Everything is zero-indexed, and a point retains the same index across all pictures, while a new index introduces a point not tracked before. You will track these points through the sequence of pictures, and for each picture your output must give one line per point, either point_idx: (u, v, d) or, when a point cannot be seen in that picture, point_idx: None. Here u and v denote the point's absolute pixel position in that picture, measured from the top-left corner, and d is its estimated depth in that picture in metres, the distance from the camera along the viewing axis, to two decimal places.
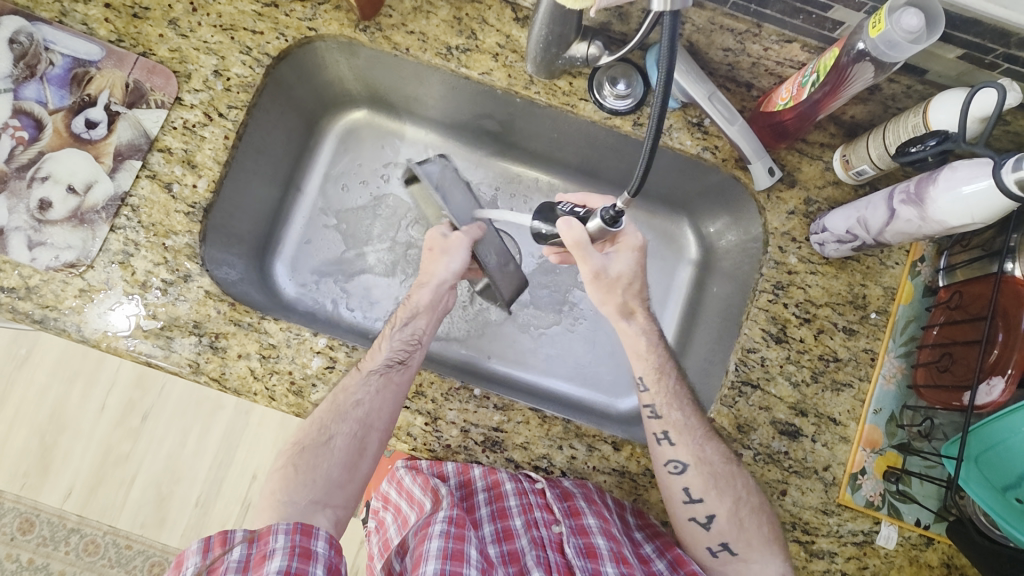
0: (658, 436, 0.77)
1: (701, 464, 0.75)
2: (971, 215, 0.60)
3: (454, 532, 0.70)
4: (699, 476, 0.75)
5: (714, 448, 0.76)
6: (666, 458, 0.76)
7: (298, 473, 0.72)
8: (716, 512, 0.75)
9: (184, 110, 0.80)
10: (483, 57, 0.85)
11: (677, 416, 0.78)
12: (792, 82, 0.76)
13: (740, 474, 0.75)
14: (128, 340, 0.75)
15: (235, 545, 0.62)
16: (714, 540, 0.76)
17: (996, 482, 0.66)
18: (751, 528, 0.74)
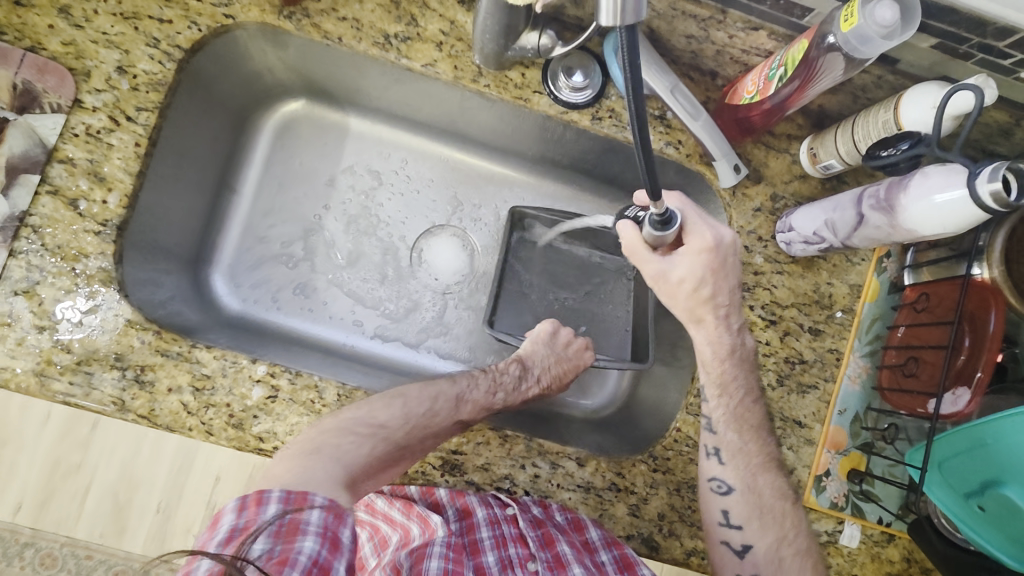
0: (709, 451, 0.75)
1: (749, 493, 0.73)
2: (943, 225, 0.57)
3: (453, 556, 0.69)
4: (744, 504, 0.73)
5: (769, 481, 0.74)
6: (711, 475, 0.74)
7: (302, 467, 0.61)
8: (755, 543, 0.73)
9: (85, 114, 0.71)
10: (425, 46, 0.77)
11: (733, 439, 0.74)
12: (758, 73, 0.70)
13: (791, 513, 0.73)
14: (41, 378, 0.67)
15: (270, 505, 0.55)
16: (747, 569, 0.73)
17: (958, 488, 0.65)
18: (793, 570, 0.71)
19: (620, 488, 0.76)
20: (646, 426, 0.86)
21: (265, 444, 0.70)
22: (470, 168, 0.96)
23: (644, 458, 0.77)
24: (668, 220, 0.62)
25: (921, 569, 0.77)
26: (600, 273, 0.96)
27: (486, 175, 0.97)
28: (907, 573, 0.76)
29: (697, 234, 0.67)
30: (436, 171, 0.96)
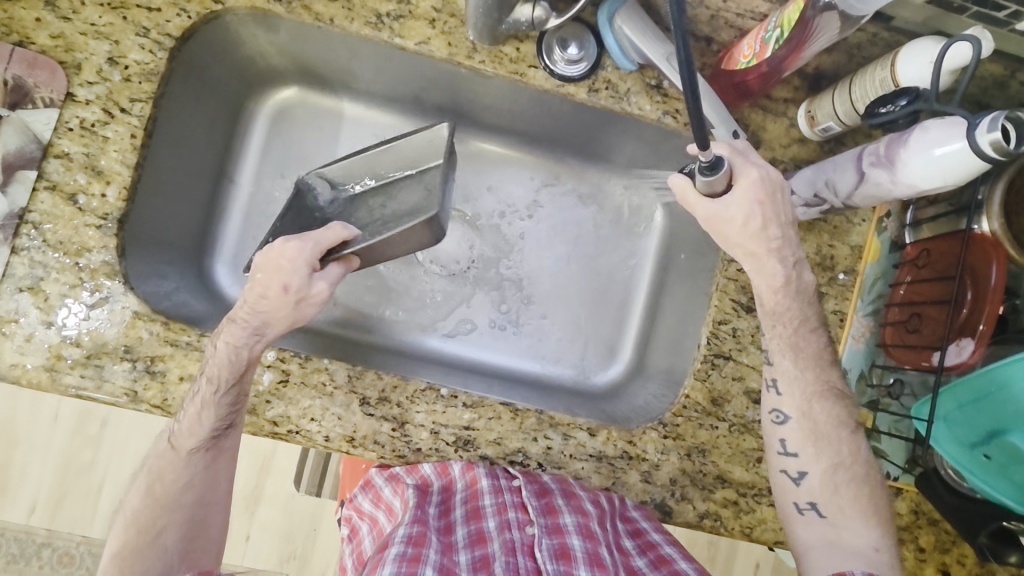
0: (768, 383, 0.74)
1: (806, 418, 0.72)
2: (943, 179, 0.58)
3: (410, 553, 0.66)
4: (800, 431, 0.72)
5: (826, 407, 0.72)
6: (769, 406, 0.74)
7: (166, 534, 0.67)
8: (810, 470, 0.71)
9: (78, 107, 0.70)
10: (418, 23, 0.76)
11: (789, 367, 0.73)
12: (753, 37, 0.70)
13: (849, 440, 0.72)
14: (53, 373, 0.68)
15: None
16: (802, 496, 0.71)
17: (964, 438, 0.67)
18: (846, 496, 0.71)
19: (632, 456, 0.77)
20: (654, 394, 0.87)
21: (281, 428, 0.72)
22: (467, 148, 0.96)
23: (653, 426, 0.78)
24: (716, 163, 0.63)
25: (928, 520, 0.79)
26: (606, 248, 0.97)
27: (483, 154, 0.96)
28: (914, 524, 0.79)
29: (744, 173, 0.65)
30: None
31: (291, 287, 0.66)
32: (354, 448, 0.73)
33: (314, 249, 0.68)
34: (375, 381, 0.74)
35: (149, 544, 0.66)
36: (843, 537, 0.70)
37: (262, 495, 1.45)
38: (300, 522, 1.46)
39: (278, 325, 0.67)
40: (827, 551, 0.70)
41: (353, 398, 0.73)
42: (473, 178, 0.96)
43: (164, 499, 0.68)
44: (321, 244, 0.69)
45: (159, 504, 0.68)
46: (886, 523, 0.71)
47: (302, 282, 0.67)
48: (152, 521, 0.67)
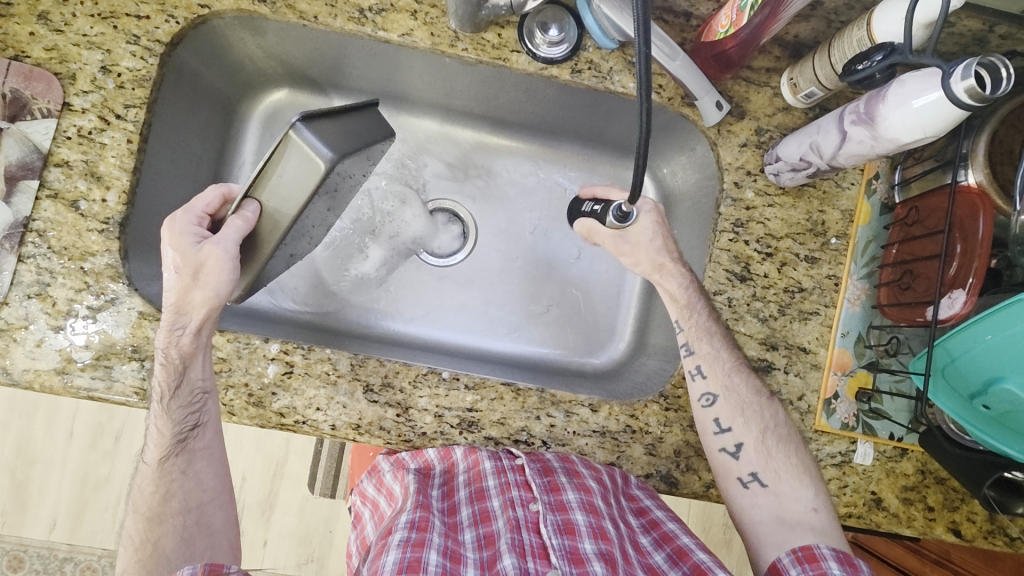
0: (692, 371, 0.76)
1: (731, 394, 0.75)
2: (923, 129, 0.59)
3: (414, 539, 0.65)
4: (727, 405, 0.74)
5: (744, 379, 0.76)
6: (699, 392, 0.76)
7: (164, 544, 0.67)
8: (744, 441, 0.74)
9: (75, 116, 0.72)
10: (400, 16, 0.78)
11: (708, 349, 0.76)
12: (730, 7, 0.71)
13: (769, 405, 0.75)
14: (63, 375, 0.70)
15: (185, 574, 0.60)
16: (744, 470, 0.74)
17: (962, 391, 0.67)
18: (779, 458, 0.74)
19: (635, 430, 0.78)
20: (654, 370, 0.87)
21: (288, 419, 0.73)
22: (458, 139, 0.97)
23: (655, 398, 0.79)
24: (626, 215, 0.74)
25: (935, 479, 0.79)
26: None
27: (474, 144, 0.97)
28: (922, 484, 0.79)
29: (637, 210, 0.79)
30: (424, 146, 0.97)
31: (181, 265, 0.67)
32: (360, 434, 0.74)
33: (190, 216, 0.70)
34: (378, 368, 0.75)
35: (149, 558, 0.66)
36: (785, 505, 0.72)
37: (277, 500, 1.46)
38: (316, 524, 1.48)
39: (193, 308, 0.68)
40: (776, 525, 0.72)
41: (357, 385, 0.75)
42: (466, 169, 0.97)
43: (158, 509, 0.68)
44: (197, 210, 0.70)
45: (150, 518, 0.68)
46: (818, 480, 0.74)
47: (186, 253, 0.67)
48: (145, 535, 0.67)
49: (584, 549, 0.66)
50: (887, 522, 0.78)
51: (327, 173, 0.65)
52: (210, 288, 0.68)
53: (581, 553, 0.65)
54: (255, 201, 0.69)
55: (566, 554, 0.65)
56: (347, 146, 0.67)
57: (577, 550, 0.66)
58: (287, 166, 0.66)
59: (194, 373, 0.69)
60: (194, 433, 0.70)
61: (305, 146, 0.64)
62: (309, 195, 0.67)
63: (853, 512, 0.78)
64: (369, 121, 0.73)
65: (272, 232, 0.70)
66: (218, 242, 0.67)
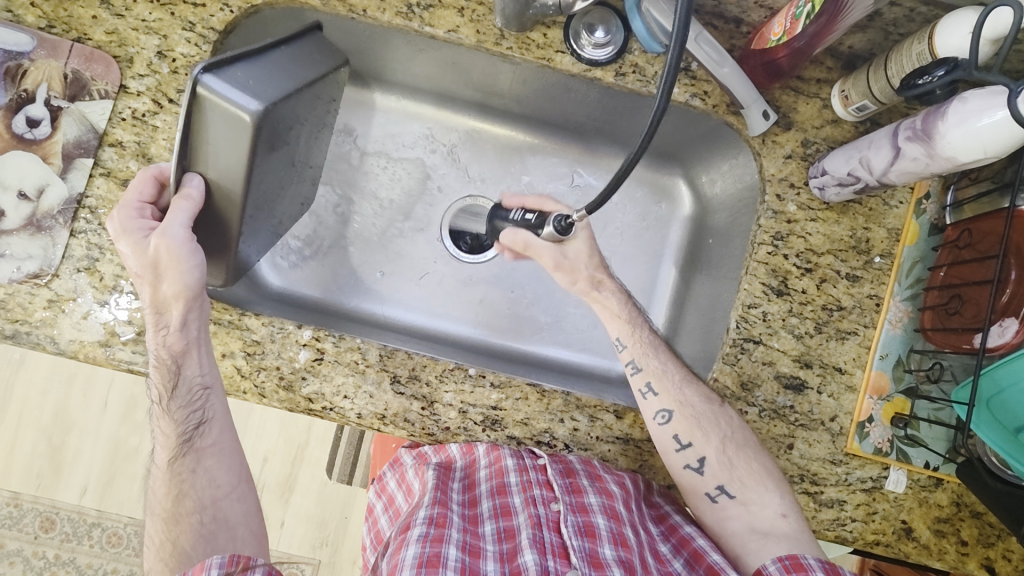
0: (643, 390, 0.76)
1: (685, 408, 0.73)
2: (983, 149, 0.56)
3: (433, 534, 0.67)
4: (683, 420, 0.73)
5: (697, 390, 0.75)
6: (652, 410, 0.75)
7: (183, 542, 0.67)
8: (706, 455, 0.73)
9: (130, 98, 0.75)
10: (447, 12, 0.78)
11: (656, 365, 0.77)
12: (784, 14, 0.69)
13: (723, 413, 0.73)
14: (107, 348, 0.72)
15: (213, 570, 0.62)
16: (710, 484, 0.74)
17: (1007, 423, 0.64)
18: (741, 466, 0.72)
19: None
20: None
21: (316, 404, 0.74)
22: (496, 138, 0.97)
23: None
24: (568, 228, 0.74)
25: (971, 513, 0.76)
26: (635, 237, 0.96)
27: (511, 143, 0.97)
28: (956, 516, 0.76)
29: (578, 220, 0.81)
30: (462, 142, 0.97)
31: (141, 264, 0.67)
32: (385, 425, 0.75)
33: (130, 209, 0.68)
34: (405, 360, 0.76)
35: (171, 557, 0.66)
36: (754, 514, 0.71)
37: (296, 483, 1.49)
38: (332, 510, 1.50)
39: (169, 305, 0.68)
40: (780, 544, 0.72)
41: (384, 376, 0.75)
42: (502, 167, 0.98)
43: (178, 502, 0.69)
44: (134, 201, 0.68)
45: (167, 519, 0.68)
46: (785, 484, 0.73)
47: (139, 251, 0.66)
48: (166, 535, 0.68)
49: (604, 554, 0.67)
50: (917, 553, 0.76)
51: (257, 125, 0.65)
52: (176, 280, 0.67)
53: (600, 557, 0.66)
54: (197, 175, 0.67)
55: (585, 556, 0.66)
56: (265, 92, 0.66)
57: (597, 554, 0.67)
58: (214, 132, 0.65)
59: (188, 370, 0.70)
60: (200, 431, 0.71)
61: (224, 103, 0.63)
62: (251, 150, 0.66)
63: (880, 540, 0.76)
64: (287, 69, 0.71)
65: (227, 201, 0.70)
66: (168, 228, 0.65)
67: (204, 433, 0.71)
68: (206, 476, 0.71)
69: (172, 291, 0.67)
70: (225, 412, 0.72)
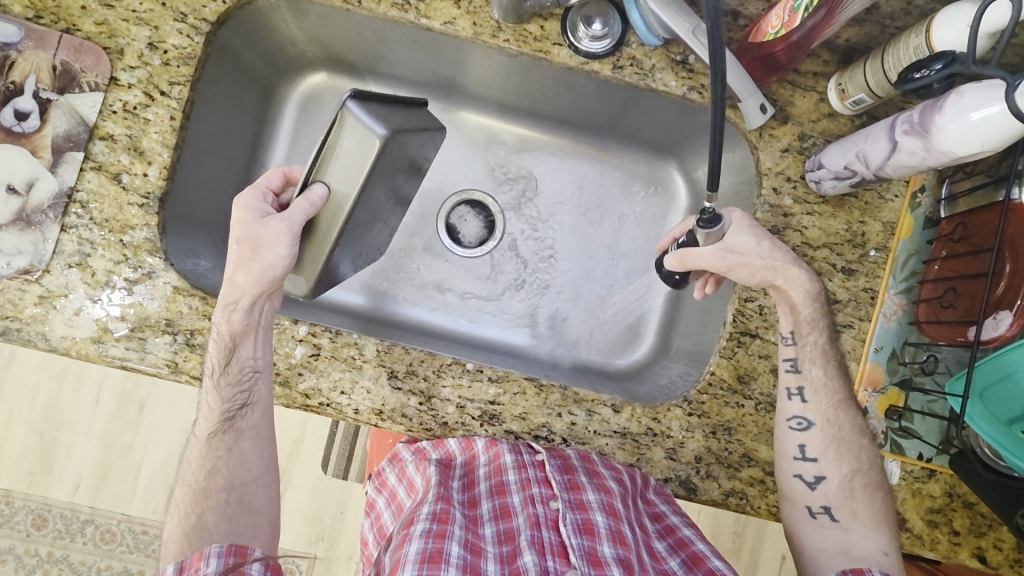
0: (792, 391, 0.76)
1: (828, 426, 0.74)
2: (980, 144, 0.56)
3: (435, 530, 0.67)
4: (821, 436, 0.74)
5: (834, 418, 0.74)
6: (790, 414, 0.75)
7: (207, 517, 0.69)
8: (828, 475, 0.74)
9: (121, 91, 0.73)
10: (443, 4, 0.77)
11: (817, 375, 0.75)
12: (782, 7, 0.69)
13: (865, 446, 0.74)
14: (99, 344, 0.71)
15: (211, 559, 0.64)
16: (816, 501, 0.74)
17: (1001, 415, 0.65)
18: (860, 500, 0.73)
19: (657, 433, 0.77)
20: (678, 374, 0.87)
21: (312, 400, 0.74)
22: (491, 131, 0.97)
23: (678, 403, 0.77)
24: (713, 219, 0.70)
25: (962, 503, 0.77)
26: (630, 224, 0.96)
27: (507, 136, 0.97)
28: (948, 507, 0.77)
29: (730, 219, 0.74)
30: (457, 136, 0.96)
31: (243, 237, 0.68)
32: (382, 420, 0.75)
33: (256, 193, 0.71)
34: (403, 355, 0.75)
35: (193, 530, 0.68)
36: (853, 542, 0.73)
37: (291, 478, 1.49)
38: (328, 505, 1.50)
39: (247, 281, 0.68)
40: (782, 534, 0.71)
41: (381, 371, 0.75)
42: (498, 159, 0.97)
43: (207, 477, 0.71)
44: (262, 187, 0.72)
45: (196, 491, 0.70)
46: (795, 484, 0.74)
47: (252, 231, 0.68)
48: (191, 506, 0.70)
49: (603, 552, 0.67)
50: (910, 543, 0.77)
51: (382, 150, 0.66)
52: (266, 260, 0.68)
53: (599, 556, 0.67)
54: (323, 183, 0.69)
55: (585, 554, 0.67)
56: (397, 122, 0.68)
57: (596, 551, 0.67)
58: (343, 148, 0.67)
59: (244, 351, 0.69)
60: (243, 411, 0.71)
61: (358, 122, 0.65)
62: (371, 170, 0.67)
63: None
64: (422, 110, 0.75)
65: (333, 217, 0.69)
66: (281, 219, 0.67)
67: (244, 415, 0.71)
68: (243, 458, 0.72)
69: (249, 276, 0.68)
70: (268, 399, 0.72)
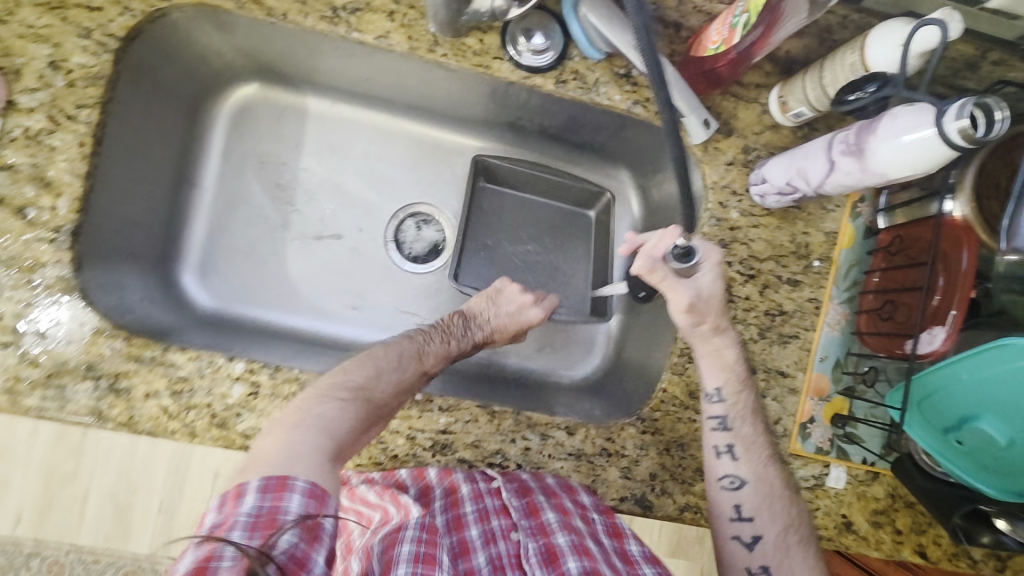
0: (720, 449, 0.74)
1: (760, 483, 0.73)
2: (912, 167, 0.57)
3: (423, 554, 0.63)
4: (755, 494, 0.73)
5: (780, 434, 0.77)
6: (722, 473, 0.74)
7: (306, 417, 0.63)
8: (763, 534, 0.72)
9: (20, 116, 0.67)
10: (376, 16, 0.72)
11: (748, 432, 0.75)
12: (721, 21, 0.68)
13: (795, 501, 0.74)
14: (11, 395, 0.65)
15: (294, 495, 0.54)
16: (755, 561, 0.72)
17: (937, 424, 0.66)
18: (797, 557, 0.71)
19: (611, 453, 0.76)
20: (632, 387, 0.87)
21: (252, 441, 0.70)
22: (436, 142, 0.95)
23: (632, 421, 0.78)
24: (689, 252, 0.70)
25: (904, 503, 0.80)
26: (581, 237, 0.95)
27: (454, 147, 0.95)
28: (891, 507, 0.80)
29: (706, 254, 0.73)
30: (401, 149, 0.94)
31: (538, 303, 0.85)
32: None
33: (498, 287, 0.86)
34: None
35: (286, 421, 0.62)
36: None
37: None
38: None
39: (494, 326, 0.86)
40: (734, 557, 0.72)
41: None
42: (446, 170, 0.95)
43: (366, 387, 0.67)
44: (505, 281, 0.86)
45: (325, 387, 0.66)
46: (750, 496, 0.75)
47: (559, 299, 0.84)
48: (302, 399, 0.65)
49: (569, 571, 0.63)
50: (856, 544, 0.79)
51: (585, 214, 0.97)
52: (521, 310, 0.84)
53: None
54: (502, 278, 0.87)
55: None
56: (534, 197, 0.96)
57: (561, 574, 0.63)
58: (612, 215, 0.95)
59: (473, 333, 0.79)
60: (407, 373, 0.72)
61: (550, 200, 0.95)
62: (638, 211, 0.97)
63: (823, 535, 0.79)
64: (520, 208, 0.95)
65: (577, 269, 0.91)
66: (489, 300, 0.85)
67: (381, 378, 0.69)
68: (397, 394, 0.69)
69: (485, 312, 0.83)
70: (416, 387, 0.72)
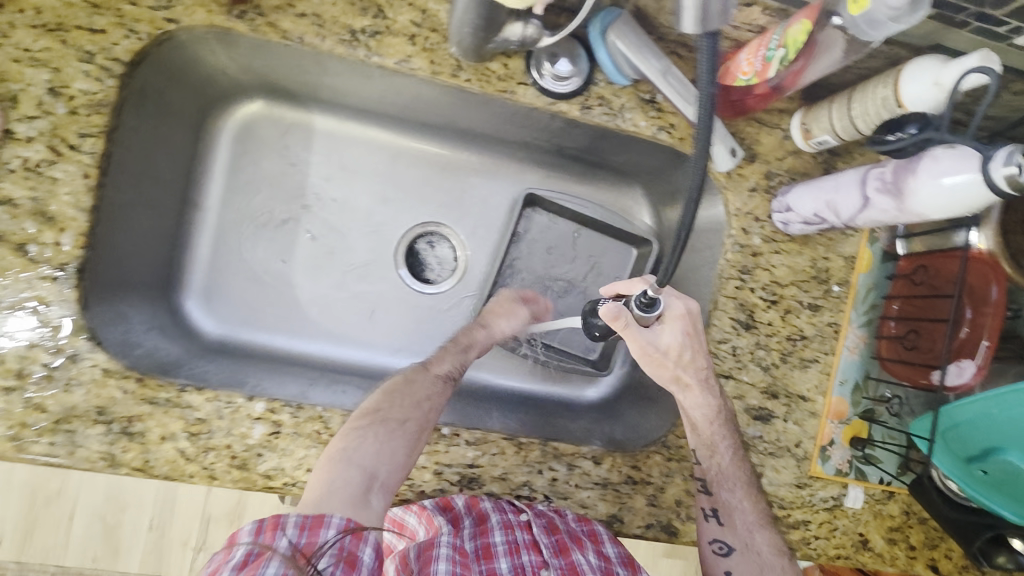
0: (708, 513, 0.75)
1: (749, 551, 0.75)
2: (952, 208, 0.57)
3: None
4: (746, 563, 0.75)
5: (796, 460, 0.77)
6: (712, 538, 0.75)
7: (353, 448, 0.66)
8: None
9: (19, 145, 0.63)
10: (397, 40, 0.70)
11: (736, 497, 0.74)
12: (752, 51, 0.66)
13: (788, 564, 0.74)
14: (16, 444, 0.62)
15: (330, 527, 0.59)
16: None
17: (960, 452, 0.69)
18: None
19: (637, 481, 0.76)
20: (650, 411, 0.86)
21: (275, 481, 0.67)
22: (450, 162, 0.92)
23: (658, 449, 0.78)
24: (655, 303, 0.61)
25: (918, 519, 0.82)
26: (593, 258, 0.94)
27: (467, 167, 0.92)
28: (906, 524, 0.82)
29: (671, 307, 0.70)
30: (414, 169, 0.91)
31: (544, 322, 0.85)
32: None
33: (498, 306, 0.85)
34: None
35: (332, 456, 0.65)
36: None
37: None
38: None
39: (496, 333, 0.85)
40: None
41: None
42: (458, 190, 0.92)
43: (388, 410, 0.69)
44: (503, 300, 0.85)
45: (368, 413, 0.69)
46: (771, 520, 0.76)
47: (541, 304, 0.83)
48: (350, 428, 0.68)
49: None
50: (873, 561, 0.80)
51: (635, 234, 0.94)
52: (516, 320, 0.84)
53: None
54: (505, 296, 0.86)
55: None
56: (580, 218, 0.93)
57: None
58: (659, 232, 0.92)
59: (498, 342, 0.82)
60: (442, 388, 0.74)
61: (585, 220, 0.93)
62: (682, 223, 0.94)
63: (841, 554, 0.80)
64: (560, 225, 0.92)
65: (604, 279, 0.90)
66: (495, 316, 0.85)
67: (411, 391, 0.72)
68: (413, 407, 0.70)
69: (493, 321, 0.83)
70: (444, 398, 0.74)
